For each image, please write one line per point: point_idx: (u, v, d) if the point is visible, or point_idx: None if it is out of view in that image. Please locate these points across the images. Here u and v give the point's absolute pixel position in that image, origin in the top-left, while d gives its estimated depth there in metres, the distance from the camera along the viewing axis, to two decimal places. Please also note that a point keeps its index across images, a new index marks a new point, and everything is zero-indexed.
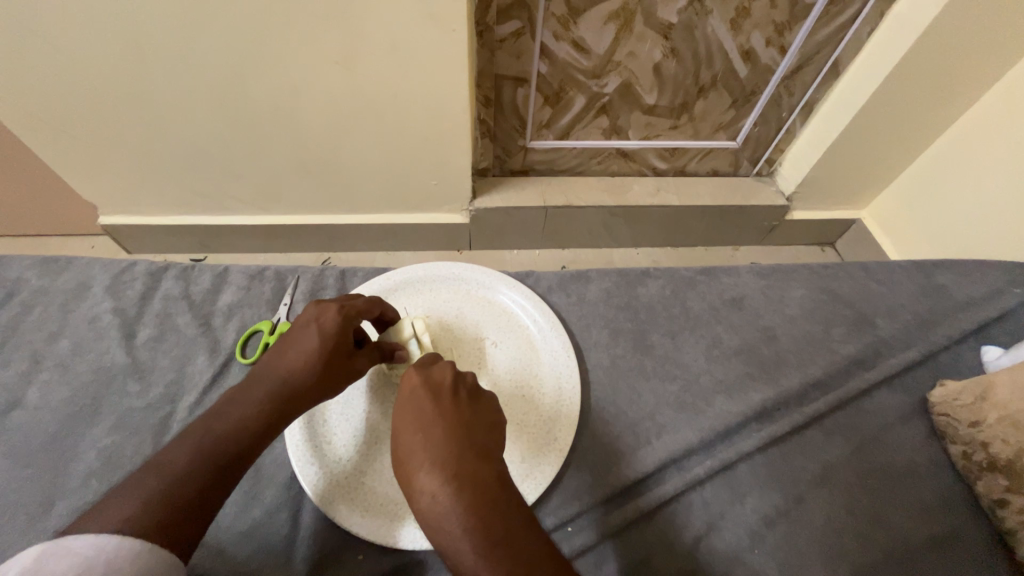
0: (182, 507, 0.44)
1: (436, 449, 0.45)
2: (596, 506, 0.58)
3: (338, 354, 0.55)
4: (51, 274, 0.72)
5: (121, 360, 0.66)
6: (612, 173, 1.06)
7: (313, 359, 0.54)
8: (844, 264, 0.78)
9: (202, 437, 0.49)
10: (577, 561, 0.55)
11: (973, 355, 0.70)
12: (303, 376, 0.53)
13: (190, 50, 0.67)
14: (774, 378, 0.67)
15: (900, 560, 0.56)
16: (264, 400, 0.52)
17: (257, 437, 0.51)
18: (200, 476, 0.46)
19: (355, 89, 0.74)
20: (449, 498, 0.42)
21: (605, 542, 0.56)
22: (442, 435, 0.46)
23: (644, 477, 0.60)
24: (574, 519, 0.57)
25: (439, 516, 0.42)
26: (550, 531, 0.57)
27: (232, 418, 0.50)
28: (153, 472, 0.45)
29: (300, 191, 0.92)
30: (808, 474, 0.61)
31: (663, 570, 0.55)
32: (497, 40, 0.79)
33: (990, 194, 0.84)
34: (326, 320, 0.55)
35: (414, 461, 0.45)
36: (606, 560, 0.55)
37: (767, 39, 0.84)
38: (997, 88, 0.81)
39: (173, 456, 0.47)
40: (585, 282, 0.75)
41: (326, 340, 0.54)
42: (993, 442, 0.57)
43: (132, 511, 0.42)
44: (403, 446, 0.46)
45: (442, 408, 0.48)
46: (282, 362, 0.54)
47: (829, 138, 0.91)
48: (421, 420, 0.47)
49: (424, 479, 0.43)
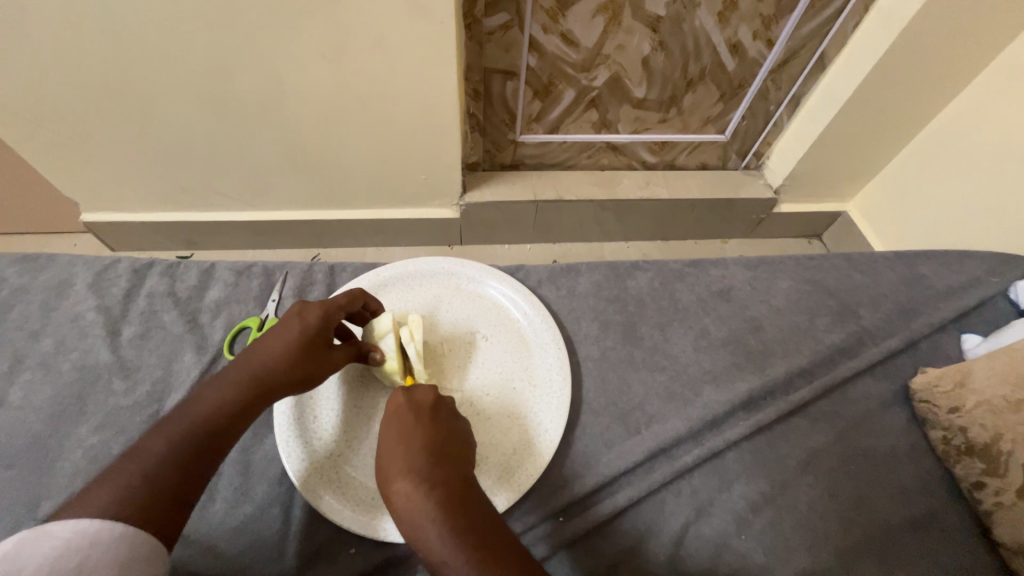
0: (165, 494, 0.44)
1: (415, 462, 0.46)
2: (578, 500, 0.58)
3: (316, 347, 0.55)
4: (32, 272, 0.70)
5: (106, 358, 0.65)
6: (602, 167, 1.06)
7: (291, 349, 0.53)
8: (830, 255, 0.79)
9: (180, 422, 0.48)
10: (551, 560, 0.55)
11: (954, 344, 0.71)
12: (280, 365, 0.53)
13: (172, 43, 0.66)
14: (760, 367, 0.68)
15: (880, 543, 0.58)
16: (239, 383, 0.51)
17: (233, 422, 0.50)
18: (184, 461, 0.46)
19: (341, 81, 0.73)
20: (427, 507, 0.43)
21: (591, 534, 0.56)
22: (422, 450, 0.47)
23: (632, 467, 0.60)
24: (543, 522, 0.57)
25: (415, 525, 0.43)
26: (521, 533, 0.56)
27: (207, 401, 0.50)
28: (134, 459, 0.45)
29: (288, 186, 0.92)
30: (793, 461, 0.62)
31: (649, 558, 0.56)
32: (485, 33, 0.78)
33: (972, 185, 0.86)
34: (309, 315, 0.55)
35: (390, 471, 0.46)
36: (592, 553, 0.56)
37: (754, 32, 0.85)
38: (979, 81, 0.83)
39: (152, 444, 0.46)
40: (575, 275, 0.76)
41: (307, 334, 0.54)
42: (972, 427, 0.59)
43: (118, 497, 0.43)
44: (385, 460, 0.47)
45: (424, 427, 0.48)
46: (262, 350, 0.53)
47: (815, 131, 0.92)
48: (402, 435, 0.48)
49: (401, 485, 0.44)
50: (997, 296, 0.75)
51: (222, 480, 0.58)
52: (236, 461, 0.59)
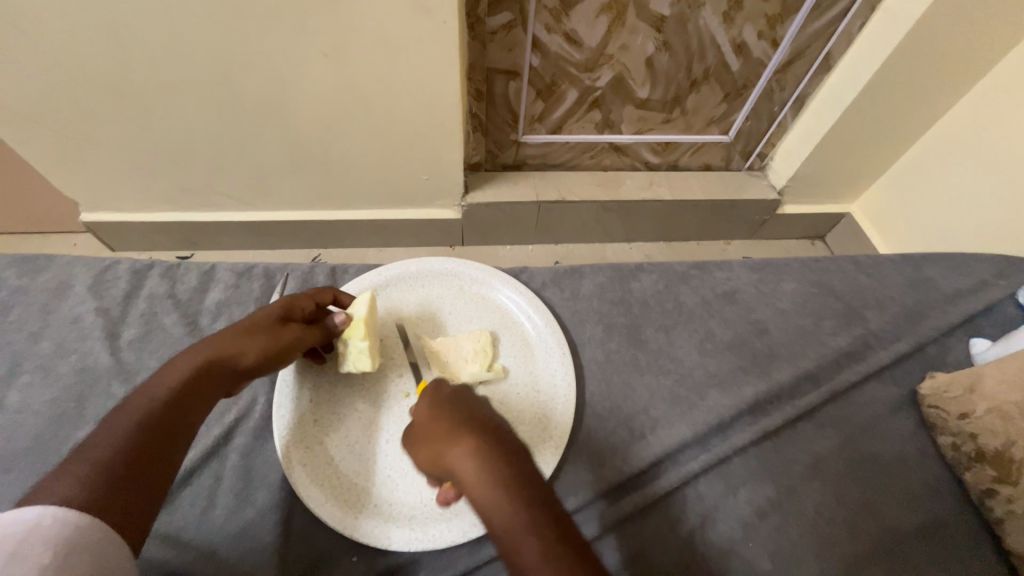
0: (123, 482, 0.44)
1: (477, 431, 0.46)
2: (619, 484, 0.59)
3: (276, 326, 0.56)
4: (31, 274, 0.70)
5: (106, 360, 0.64)
6: (605, 167, 1.05)
7: (248, 327, 0.55)
8: (835, 258, 0.79)
9: (133, 411, 0.47)
10: (601, 540, 0.56)
11: (962, 348, 0.71)
12: (235, 339, 0.54)
13: (171, 41, 0.65)
14: (766, 371, 0.68)
15: (888, 549, 0.57)
16: (193, 359, 0.52)
17: (189, 408, 0.50)
18: (141, 446, 0.46)
19: (343, 80, 0.72)
20: (496, 469, 0.44)
21: (640, 513, 0.58)
22: (480, 423, 0.48)
23: (650, 466, 0.60)
24: (592, 503, 0.58)
25: (485, 486, 0.43)
26: (572, 512, 0.57)
27: (160, 382, 0.50)
28: (91, 449, 0.45)
29: (289, 186, 0.91)
30: (800, 466, 0.61)
31: (681, 548, 0.56)
32: (489, 32, 0.77)
33: (980, 188, 0.85)
34: (272, 304, 0.58)
35: (457, 446, 0.45)
36: (635, 539, 0.56)
37: (759, 32, 0.84)
38: (984, 83, 0.82)
39: (111, 432, 0.46)
40: (578, 277, 0.75)
41: (267, 316, 0.57)
42: (982, 433, 0.58)
43: (71, 484, 0.42)
44: (442, 432, 0.47)
45: (482, 413, 0.49)
46: (221, 333, 0.55)
47: (819, 132, 0.92)
48: (458, 411, 0.49)
49: (467, 451, 0.45)
50: (1004, 300, 0.74)
51: (222, 484, 0.57)
52: (236, 465, 0.58)
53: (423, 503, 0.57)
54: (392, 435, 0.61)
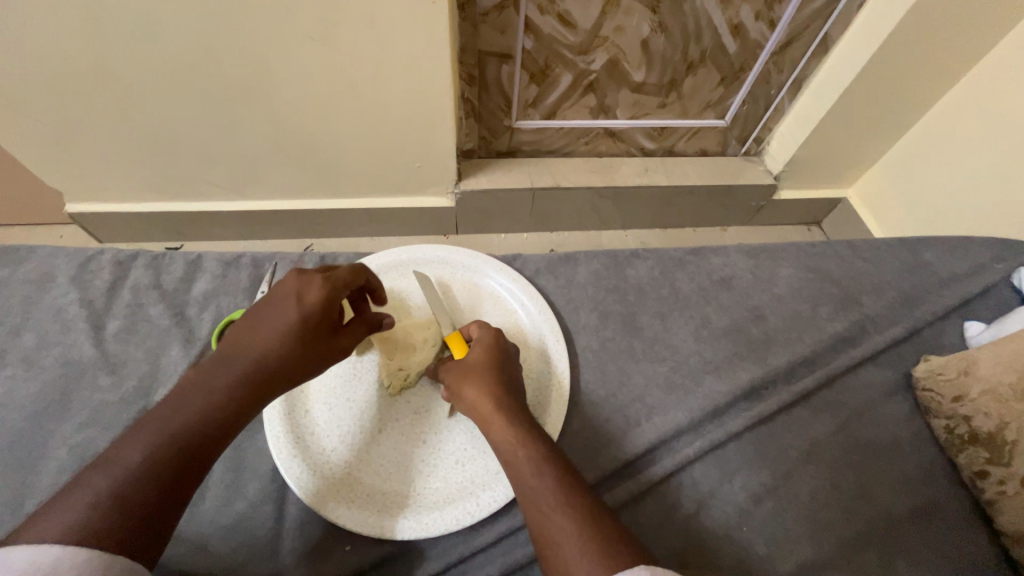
0: (149, 512, 0.39)
1: (486, 380, 0.53)
2: (709, 413, 0.62)
3: (321, 335, 0.51)
4: (12, 265, 0.68)
5: (91, 353, 0.63)
6: (600, 154, 1.04)
7: (287, 338, 0.48)
8: (832, 242, 0.78)
9: (158, 433, 0.42)
10: (696, 464, 0.59)
11: (957, 331, 0.70)
12: (279, 359, 0.48)
13: (150, 25, 0.63)
14: (763, 357, 0.67)
15: (881, 531, 0.57)
16: (233, 384, 0.46)
17: (230, 423, 0.45)
18: (163, 473, 0.40)
19: (331, 64, 0.70)
20: (495, 412, 0.51)
21: (731, 440, 0.61)
22: (489, 372, 0.54)
23: (720, 408, 0.63)
24: (688, 429, 0.62)
25: (488, 422, 0.50)
26: (671, 435, 0.61)
27: (193, 408, 0.44)
28: (105, 471, 0.39)
29: (280, 175, 0.89)
30: (795, 451, 0.61)
31: (738, 489, 0.59)
32: (479, 14, 0.76)
33: (978, 170, 0.84)
34: (309, 298, 0.50)
35: (475, 385, 0.52)
36: (709, 473, 0.59)
37: (756, 12, 0.82)
38: (986, 63, 0.81)
39: (127, 453, 0.40)
40: (573, 264, 0.74)
41: (308, 321, 0.50)
42: (976, 415, 0.58)
43: (85, 519, 0.37)
44: (457, 377, 0.54)
45: (499, 356, 0.56)
46: (256, 341, 0.48)
47: (816, 115, 0.91)
48: (470, 360, 0.55)
49: (474, 393, 0.52)
50: (1000, 283, 0.73)
51: (212, 476, 0.56)
52: (226, 457, 0.58)
53: (417, 491, 0.57)
54: (384, 423, 0.60)
